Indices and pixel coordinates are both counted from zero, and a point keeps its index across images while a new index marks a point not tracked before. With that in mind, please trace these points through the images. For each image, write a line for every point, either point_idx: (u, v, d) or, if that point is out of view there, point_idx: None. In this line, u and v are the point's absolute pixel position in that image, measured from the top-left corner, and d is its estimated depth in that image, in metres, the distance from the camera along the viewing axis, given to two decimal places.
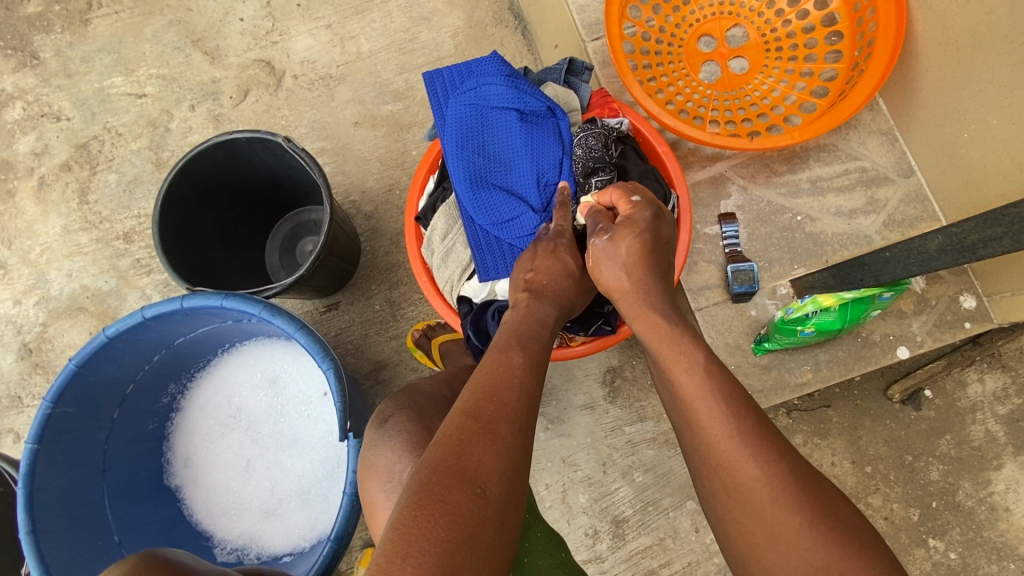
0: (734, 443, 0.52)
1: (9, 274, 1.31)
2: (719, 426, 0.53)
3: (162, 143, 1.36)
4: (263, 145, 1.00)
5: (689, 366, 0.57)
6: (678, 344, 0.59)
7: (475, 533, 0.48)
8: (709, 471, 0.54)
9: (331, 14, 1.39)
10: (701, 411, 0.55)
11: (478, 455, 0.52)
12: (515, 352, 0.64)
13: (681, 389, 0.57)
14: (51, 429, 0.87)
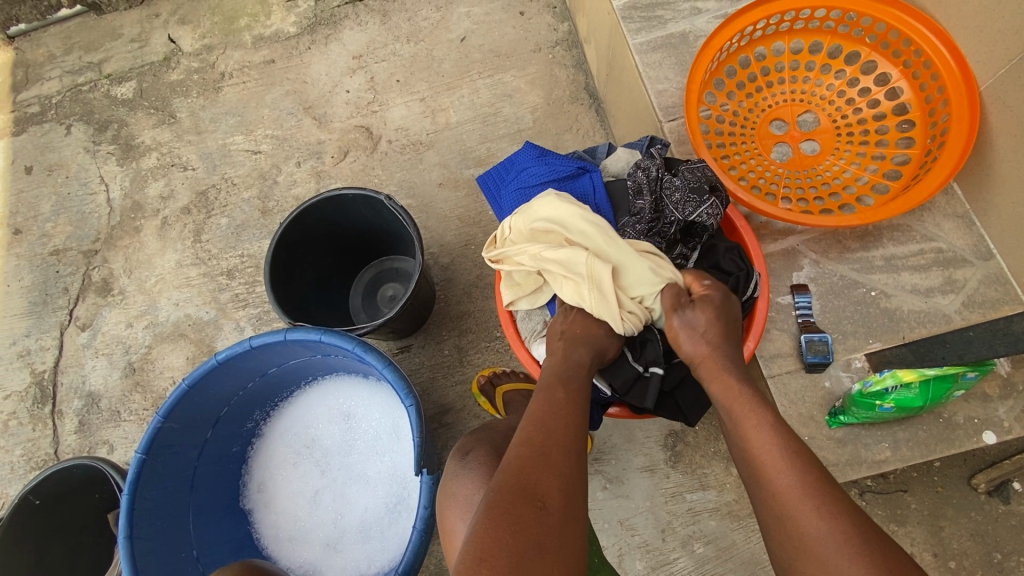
0: (802, 489, 0.57)
1: (126, 300, 1.48)
2: (782, 474, 0.59)
3: (270, 193, 1.53)
4: (366, 202, 1.13)
5: (761, 422, 0.64)
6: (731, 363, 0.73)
7: (539, 536, 0.56)
8: (775, 516, 0.58)
9: (425, 89, 1.56)
10: (762, 445, 0.62)
11: (530, 471, 0.61)
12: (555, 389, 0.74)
13: (745, 441, 0.64)
14: (158, 441, 0.95)
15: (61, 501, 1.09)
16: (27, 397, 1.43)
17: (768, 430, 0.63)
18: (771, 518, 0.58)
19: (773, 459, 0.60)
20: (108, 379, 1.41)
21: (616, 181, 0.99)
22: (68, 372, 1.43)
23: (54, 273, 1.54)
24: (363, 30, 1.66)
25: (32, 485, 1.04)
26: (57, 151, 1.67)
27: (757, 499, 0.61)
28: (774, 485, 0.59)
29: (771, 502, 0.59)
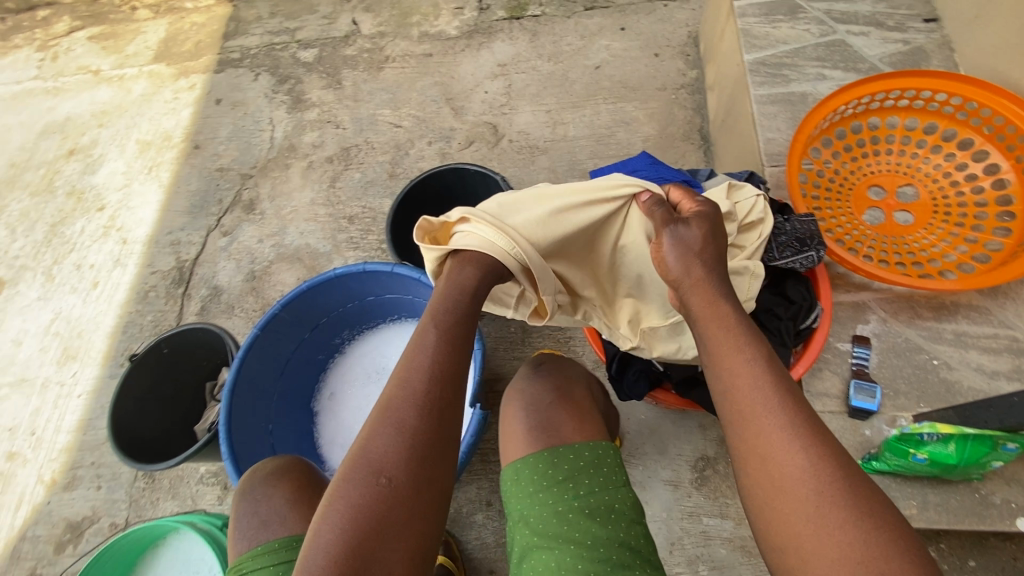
0: (786, 433, 0.61)
1: (263, 221, 1.75)
2: (772, 417, 0.62)
3: (400, 162, 1.76)
4: (484, 180, 1.30)
5: (752, 368, 0.66)
6: (726, 332, 0.70)
7: (398, 509, 0.59)
8: (756, 455, 0.62)
9: (553, 103, 1.74)
10: (756, 392, 0.64)
11: (370, 453, 0.61)
12: (421, 346, 0.69)
13: (733, 382, 0.66)
14: (271, 325, 1.15)
15: (183, 351, 1.30)
16: (168, 277, 1.72)
17: (756, 377, 0.65)
18: (754, 460, 0.62)
19: (752, 401, 0.64)
20: (232, 279, 1.68)
21: None
22: (204, 266, 1.71)
23: (215, 186, 1.85)
24: (513, 44, 1.88)
25: (175, 332, 1.25)
26: (243, 91, 2.02)
27: (740, 438, 0.64)
28: (760, 433, 0.62)
29: (754, 446, 0.62)
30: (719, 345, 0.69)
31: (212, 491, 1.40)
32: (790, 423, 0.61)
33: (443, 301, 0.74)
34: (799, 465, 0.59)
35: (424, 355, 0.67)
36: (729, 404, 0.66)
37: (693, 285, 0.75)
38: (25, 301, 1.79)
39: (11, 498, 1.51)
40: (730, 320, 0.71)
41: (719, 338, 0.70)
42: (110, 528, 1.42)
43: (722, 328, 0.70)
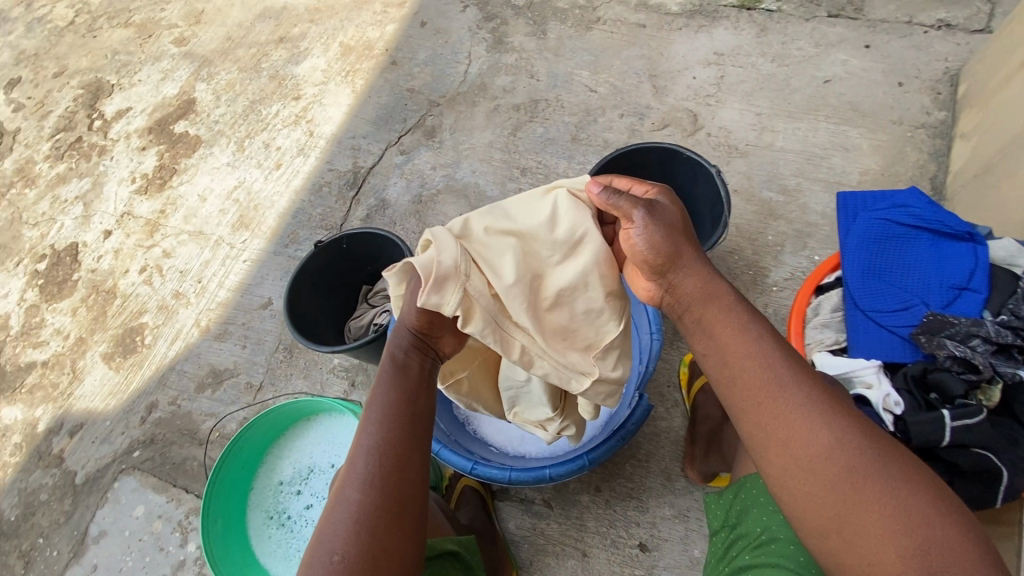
0: (804, 413, 0.71)
1: (440, 150, 1.78)
2: (792, 404, 0.71)
3: (586, 126, 1.71)
4: (691, 169, 1.25)
5: (753, 347, 0.75)
6: (726, 322, 0.78)
7: (382, 512, 0.69)
8: (786, 441, 0.70)
9: (766, 107, 1.61)
10: (773, 376, 0.73)
11: (348, 485, 0.70)
12: (384, 381, 0.79)
13: (746, 366, 0.74)
14: None
15: (358, 251, 1.40)
16: (343, 178, 1.81)
17: (777, 368, 0.73)
18: (778, 443, 0.71)
19: (766, 384, 0.73)
20: (400, 197, 1.74)
21: (999, 268, 1.01)
22: (377, 177, 1.79)
23: (403, 104, 1.90)
24: (736, 35, 1.75)
25: (364, 230, 1.35)
26: (449, 19, 2.03)
27: (765, 425, 0.72)
28: (778, 429, 0.71)
29: (780, 431, 0.71)
30: (725, 337, 0.77)
31: (340, 384, 1.49)
32: (811, 406, 0.71)
33: (396, 343, 0.83)
34: (828, 440, 0.69)
35: (376, 404, 0.76)
36: (751, 393, 0.74)
37: (687, 264, 0.80)
38: (215, 164, 1.96)
39: (170, 332, 1.68)
40: (723, 308, 0.78)
41: (716, 328, 0.78)
42: (244, 386, 1.54)
43: (722, 319, 0.78)
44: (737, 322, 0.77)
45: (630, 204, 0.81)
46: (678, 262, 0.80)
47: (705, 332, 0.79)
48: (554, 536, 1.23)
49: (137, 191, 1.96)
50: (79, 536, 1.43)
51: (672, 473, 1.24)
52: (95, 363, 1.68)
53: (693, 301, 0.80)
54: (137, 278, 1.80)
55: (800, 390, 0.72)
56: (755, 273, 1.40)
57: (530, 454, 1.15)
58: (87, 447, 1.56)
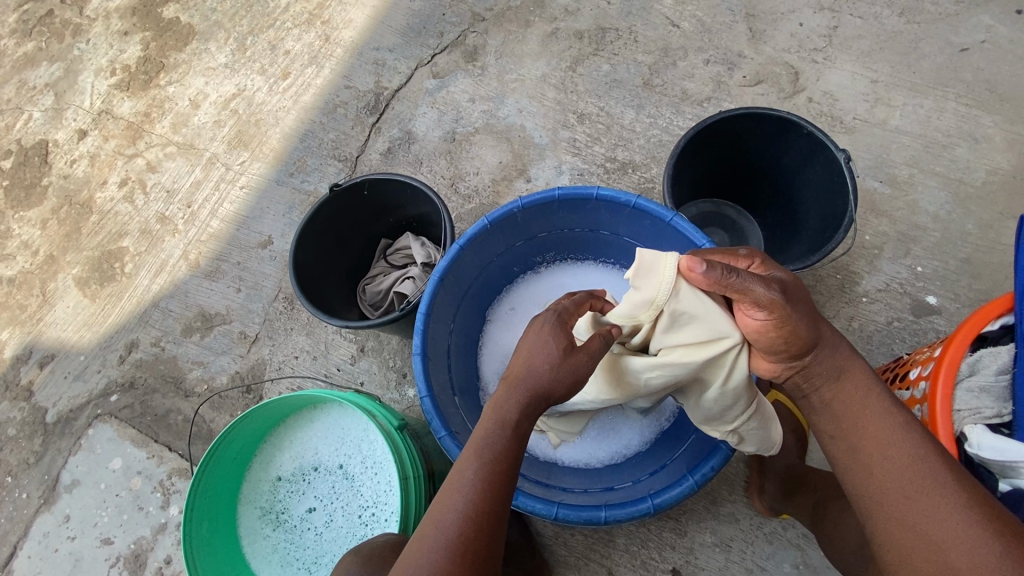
0: (951, 511, 0.57)
1: (482, 78, 1.49)
2: (939, 496, 0.59)
3: (661, 70, 1.41)
4: (803, 145, 1.02)
5: (892, 430, 0.64)
6: (859, 405, 0.67)
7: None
8: (902, 521, 0.60)
9: (884, 74, 1.33)
10: (882, 439, 0.64)
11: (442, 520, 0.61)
12: (479, 440, 0.65)
13: (874, 457, 0.64)
14: (503, 222, 0.98)
15: (382, 197, 1.16)
16: (362, 100, 1.52)
17: (901, 436, 0.63)
18: (895, 530, 0.60)
19: (910, 474, 0.61)
20: (430, 131, 1.46)
21: None
22: (403, 103, 1.50)
23: (439, 14, 1.56)
24: None
25: (390, 176, 1.10)
26: None
27: (884, 507, 0.62)
28: (920, 520, 0.59)
29: (899, 505, 0.60)
30: (851, 403, 0.67)
31: (346, 347, 1.30)
32: (932, 474, 0.60)
33: (504, 405, 0.66)
34: (956, 517, 0.57)
35: (473, 474, 0.63)
36: (866, 471, 0.64)
37: (824, 347, 0.68)
38: (211, 63, 1.64)
39: (154, 262, 1.46)
40: (860, 382, 0.68)
41: (839, 394, 0.68)
42: (238, 336, 1.35)
43: (847, 384, 0.68)
44: (875, 409, 0.66)
45: (762, 285, 0.64)
46: (820, 344, 0.67)
47: (833, 404, 0.68)
48: (578, 549, 1.11)
49: (117, 86, 1.66)
50: (52, 482, 1.31)
51: (717, 496, 1.10)
52: (67, 288, 1.47)
53: (829, 375, 0.69)
54: (116, 192, 1.55)
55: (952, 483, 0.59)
56: (844, 277, 1.19)
57: (562, 463, 1.00)
58: (58, 382, 1.39)
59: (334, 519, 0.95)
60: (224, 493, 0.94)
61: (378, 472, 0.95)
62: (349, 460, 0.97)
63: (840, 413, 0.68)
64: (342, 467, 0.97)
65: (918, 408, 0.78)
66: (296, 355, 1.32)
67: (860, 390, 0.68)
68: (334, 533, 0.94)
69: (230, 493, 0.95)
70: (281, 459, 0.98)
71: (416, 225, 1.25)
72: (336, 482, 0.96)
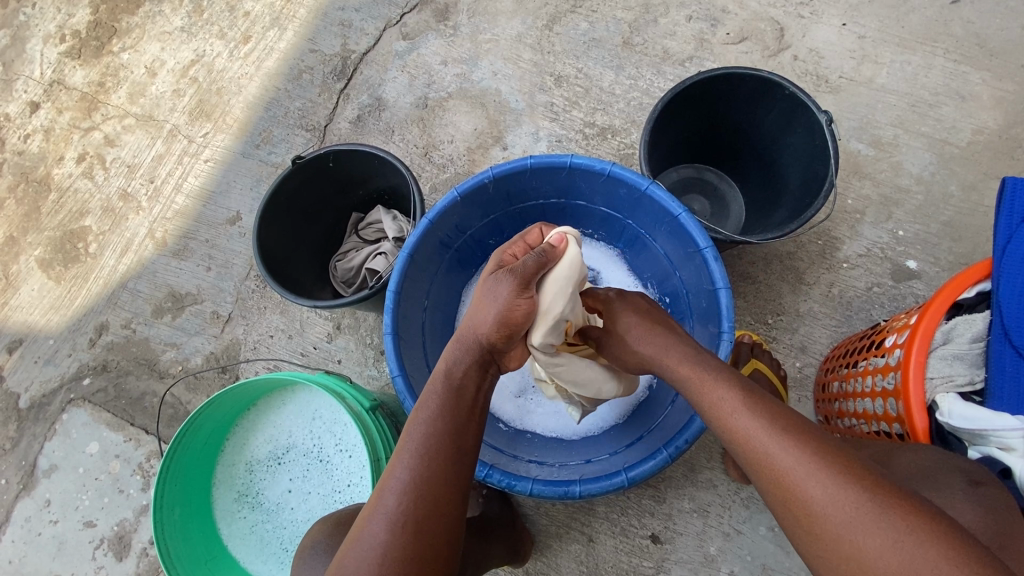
0: (810, 472, 0.54)
1: (454, 38, 1.41)
2: (793, 461, 0.55)
3: (642, 28, 1.34)
4: (787, 107, 0.98)
5: (736, 409, 0.62)
6: (711, 384, 0.66)
7: (411, 558, 0.58)
8: (794, 519, 0.54)
9: (872, 29, 1.28)
10: (760, 437, 0.58)
11: (380, 508, 0.61)
12: (422, 400, 0.69)
13: (735, 437, 0.60)
14: (474, 193, 0.94)
15: (347, 169, 1.12)
16: (329, 64, 1.44)
17: (754, 425, 0.59)
18: (792, 526, 0.55)
19: (761, 449, 0.58)
20: (401, 97, 1.39)
21: None
22: (371, 67, 1.42)
23: None
24: None
25: (354, 147, 1.04)
26: None
27: (774, 504, 0.56)
28: (792, 492, 0.54)
29: (785, 498, 0.55)
30: (707, 404, 0.65)
31: (322, 325, 1.27)
32: (812, 467, 0.54)
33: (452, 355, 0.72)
34: (836, 507, 0.52)
35: (411, 436, 0.65)
36: (760, 485, 0.57)
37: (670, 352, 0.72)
38: (166, 26, 1.54)
39: (118, 241, 1.41)
40: (710, 376, 0.66)
41: (698, 386, 0.67)
42: (210, 316, 1.32)
43: (700, 383, 0.66)
44: (721, 391, 0.65)
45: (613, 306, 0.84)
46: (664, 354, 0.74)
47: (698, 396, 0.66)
48: (559, 518, 1.12)
49: (67, 54, 1.55)
50: (29, 467, 1.29)
51: (696, 464, 1.11)
52: (30, 270, 1.42)
53: (689, 373, 0.68)
54: (74, 168, 1.48)
55: (806, 443, 0.56)
56: (825, 244, 1.17)
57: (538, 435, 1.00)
58: (28, 367, 1.35)
59: (309, 500, 0.96)
60: (196, 478, 0.93)
61: (353, 454, 0.96)
62: (322, 441, 0.98)
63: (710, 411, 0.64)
64: (315, 448, 0.98)
65: (891, 376, 0.77)
66: (271, 335, 1.29)
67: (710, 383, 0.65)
68: (309, 514, 0.96)
69: (203, 478, 0.95)
70: (255, 444, 0.98)
71: (389, 196, 1.20)
72: (310, 464, 0.97)
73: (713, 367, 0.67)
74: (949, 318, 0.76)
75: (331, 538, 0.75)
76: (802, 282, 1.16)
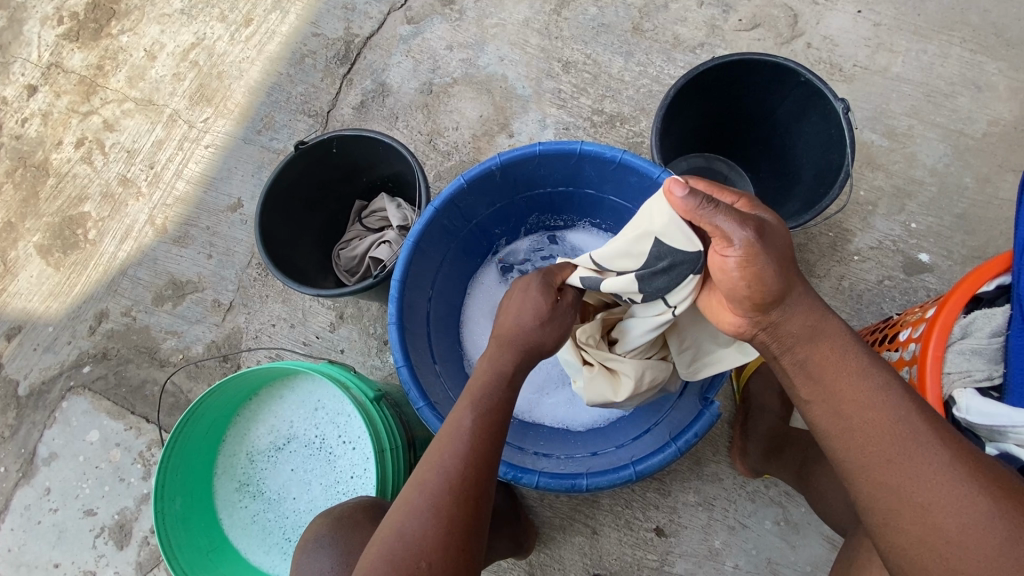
0: (933, 466, 0.54)
1: (459, 23, 1.38)
2: (923, 450, 0.55)
3: (652, 14, 1.32)
4: (802, 95, 0.96)
5: (870, 388, 0.59)
6: (841, 360, 0.61)
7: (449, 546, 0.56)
8: (891, 501, 0.55)
9: (888, 16, 1.25)
10: (898, 442, 0.56)
11: (428, 493, 0.58)
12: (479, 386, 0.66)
13: (858, 414, 0.59)
14: (481, 181, 0.92)
15: (351, 155, 1.09)
16: (332, 49, 1.41)
17: (886, 407, 0.58)
18: (883, 506, 0.56)
19: (886, 430, 0.57)
20: (405, 82, 1.37)
21: None
22: (375, 52, 1.39)
23: None
24: None
25: (358, 132, 1.02)
26: None
27: (871, 486, 0.57)
28: (903, 478, 0.55)
29: (895, 483, 0.55)
30: (831, 375, 0.61)
31: (325, 314, 1.26)
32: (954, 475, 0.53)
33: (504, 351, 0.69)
34: (950, 500, 0.53)
35: (467, 424, 0.62)
36: (878, 482, 0.56)
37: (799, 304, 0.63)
38: (165, 9, 1.51)
39: (118, 228, 1.39)
40: (839, 350, 0.62)
41: (826, 369, 0.62)
42: (211, 304, 1.31)
43: (827, 355, 0.62)
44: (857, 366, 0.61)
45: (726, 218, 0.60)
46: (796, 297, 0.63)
47: (819, 377, 0.62)
48: (563, 510, 1.12)
49: (65, 36, 1.52)
50: (29, 455, 1.28)
51: (701, 457, 1.10)
52: (28, 257, 1.40)
53: (803, 335, 0.63)
54: (73, 153, 1.45)
55: (932, 437, 0.56)
56: (837, 236, 1.15)
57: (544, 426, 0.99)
58: (27, 354, 1.34)
59: (312, 491, 0.95)
60: (197, 468, 0.92)
61: (356, 445, 0.95)
62: (326, 432, 0.97)
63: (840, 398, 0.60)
64: (318, 439, 0.97)
65: (906, 370, 0.76)
66: (273, 324, 1.27)
67: (838, 358, 0.62)
68: (312, 505, 0.95)
69: (204, 468, 0.94)
70: (257, 434, 0.97)
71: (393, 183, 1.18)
72: (313, 455, 0.96)
73: (846, 345, 0.62)
74: (967, 312, 0.75)
75: (334, 531, 0.74)
76: (812, 275, 1.14)
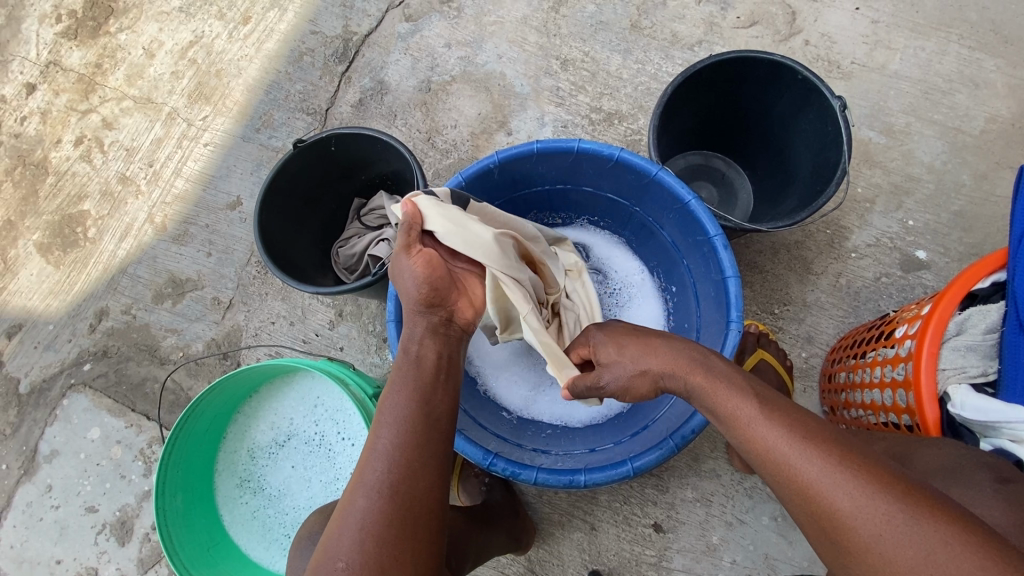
0: (831, 471, 0.52)
1: (458, 20, 1.38)
2: (808, 461, 0.54)
3: (650, 11, 1.31)
4: (799, 92, 0.96)
5: (749, 414, 0.59)
6: (725, 387, 0.62)
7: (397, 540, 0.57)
8: (813, 520, 0.53)
9: (886, 13, 1.25)
10: (787, 458, 0.55)
11: (357, 504, 0.58)
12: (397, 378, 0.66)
13: (752, 438, 0.58)
14: (478, 179, 0.92)
15: (349, 153, 1.10)
16: (331, 46, 1.41)
17: (767, 428, 0.57)
18: (813, 526, 0.53)
19: (774, 449, 0.56)
20: (403, 80, 1.37)
21: None
22: (374, 49, 1.39)
23: None
24: None
25: (356, 130, 1.02)
26: None
27: (792, 504, 0.55)
28: (806, 493, 0.53)
29: (802, 501, 0.54)
30: (720, 402, 0.62)
31: (324, 311, 1.26)
32: (838, 480, 0.52)
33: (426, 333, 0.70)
34: (850, 503, 0.51)
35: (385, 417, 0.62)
36: (791, 503, 0.55)
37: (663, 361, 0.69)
38: (164, 7, 1.51)
39: (118, 226, 1.39)
40: (718, 378, 0.63)
41: (713, 402, 0.63)
42: (211, 302, 1.31)
43: (707, 389, 0.64)
44: (736, 392, 0.61)
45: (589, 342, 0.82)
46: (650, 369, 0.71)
47: (711, 406, 0.63)
48: (562, 506, 1.12)
49: (64, 34, 1.52)
50: (30, 452, 1.29)
51: (699, 453, 1.11)
52: (29, 255, 1.40)
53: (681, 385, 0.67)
54: (72, 151, 1.45)
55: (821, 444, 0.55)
56: (834, 233, 1.16)
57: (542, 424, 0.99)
58: (28, 352, 1.34)
59: (312, 487, 0.96)
60: (197, 465, 0.92)
61: (356, 441, 0.96)
62: (325, 428, 0.98)
63: (729, 426, 0.60)
64: (318, 436, 0.98)
65: (902, 366, 0.76)
66: (272, 321, 1.28)
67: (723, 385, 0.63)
68: (312, 501, 0.95)
69: (204, 466, 0.94)
70: (257, 431, 0.98)
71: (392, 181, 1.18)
72: (313, 451, 0.97)
73: (724, 372, 0.64)
74: (963, 309, 0.75)
75: None
76: (809, 272, 1.15)
